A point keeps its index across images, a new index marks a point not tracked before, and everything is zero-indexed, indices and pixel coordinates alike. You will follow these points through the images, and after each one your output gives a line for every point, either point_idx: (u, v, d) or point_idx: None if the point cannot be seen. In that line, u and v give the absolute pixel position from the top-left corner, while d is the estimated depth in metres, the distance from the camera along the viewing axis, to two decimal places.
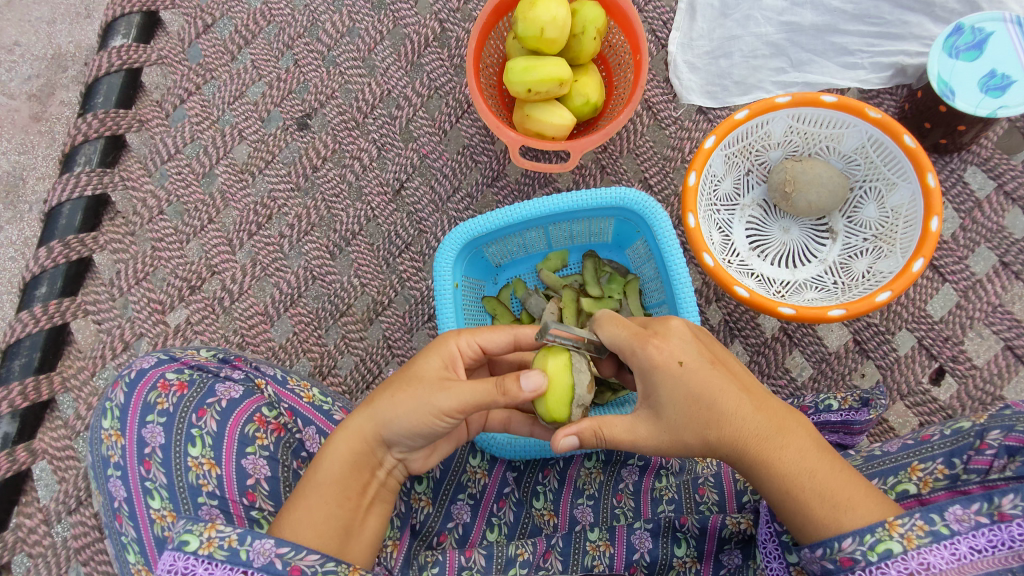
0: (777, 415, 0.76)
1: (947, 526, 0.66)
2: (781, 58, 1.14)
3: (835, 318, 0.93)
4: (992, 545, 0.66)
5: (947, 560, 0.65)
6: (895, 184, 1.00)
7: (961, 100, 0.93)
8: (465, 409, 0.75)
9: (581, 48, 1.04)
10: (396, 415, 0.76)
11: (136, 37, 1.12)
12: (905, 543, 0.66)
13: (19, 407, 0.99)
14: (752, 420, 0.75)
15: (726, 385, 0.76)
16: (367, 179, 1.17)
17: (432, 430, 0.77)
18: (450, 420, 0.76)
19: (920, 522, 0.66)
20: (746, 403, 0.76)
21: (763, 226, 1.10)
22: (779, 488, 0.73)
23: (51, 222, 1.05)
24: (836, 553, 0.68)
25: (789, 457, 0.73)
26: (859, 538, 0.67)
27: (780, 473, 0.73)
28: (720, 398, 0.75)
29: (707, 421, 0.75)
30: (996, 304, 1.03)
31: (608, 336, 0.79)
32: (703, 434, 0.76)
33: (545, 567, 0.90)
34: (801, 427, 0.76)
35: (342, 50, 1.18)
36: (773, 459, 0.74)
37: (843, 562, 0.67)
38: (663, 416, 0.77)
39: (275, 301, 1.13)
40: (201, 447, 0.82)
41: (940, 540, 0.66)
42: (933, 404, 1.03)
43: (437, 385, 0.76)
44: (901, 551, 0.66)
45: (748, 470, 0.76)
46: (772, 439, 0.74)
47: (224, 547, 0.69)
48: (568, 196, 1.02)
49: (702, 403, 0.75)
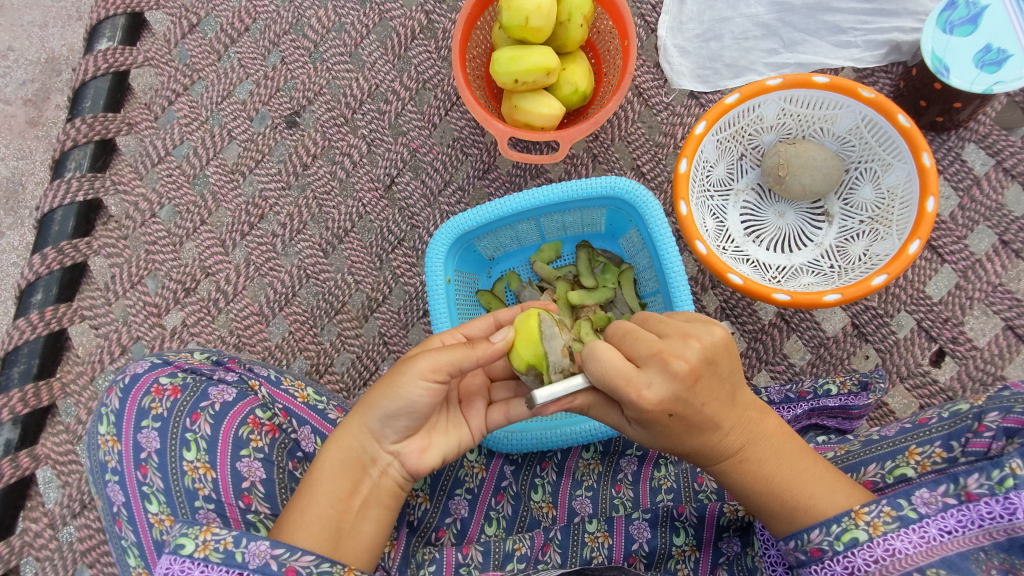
0: (748, 429, 0.76)
1: (914, 510, 0.70)
2: (773, 39, 1.12)
3: (831, 303, 0.92)
4: (961, 525, 0.69)
5: (915, 544, 0.68)
6: (890, 164, 0.98)
7: (956, 77, 0.91)
8: (439, 368, 0.74)
9: (568, 35, 1.03)
10: (376, 398, 0.77)
11: (121, 39, 1.11)
12: (871, 531, 0.69)
13: (19, 413, 0.99)
14: (723, 442, 0.74)
15: (707, 418, 0.72)
16: (358, 175, 1.16)
17: (411, 401, 0.75)
18: (429, 385, 0.74)
19: (887, 508, 0.70)
20: (722, 428, 0.74)
21: (757, 210, 1.09)
22: (742, 491, 0.77)
23: (45, 229, 1.05)
24: (806, 544, 0.72)
25: (753, 467, 0.75)
26: (825, 529, 0.71)
27: (743, 481, 0.76)
28: (697, 429, 0.73)
29: (679, 444, 0.74)
30: (996, 283, 1.02)
31: (595, 374, 0.68)
32: (673, 448, 0.76)
33: (544, 560, 0.90)
34: (768, 435, 0.76)
35: (329, 45, 1.17)
36: (739, 470, 0.76)
37: (813, 553, 0.72)
38: (637, 432, 0.76)
39: (269, 301, 1.13)
40: (196, 451, 0.83)
41: (907, 524, 0.69)
42: (933, 386, 1.03)
43: (411, 358, 0.77)
44: (867, 540, 0.69)
45: (712, 470, 0.78)
46: (739, 454, 0.75)
47: (220, 550, 0.70)
48: (558, 187, 1.01)
49: (677, 434, 0.73)
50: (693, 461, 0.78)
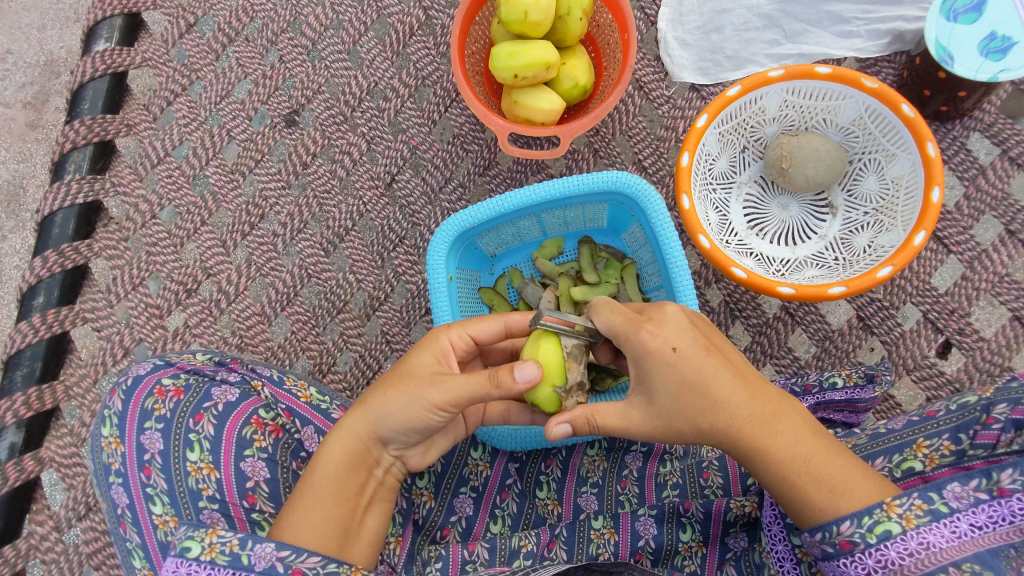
0: (772, 401, 0.75)
1: (946, 504, 0.68)
2: (774, 30, 1.11)
3: (837, 296, 0.91)
4: (992, 522, 0.67)
5: (947, 538, 0.67)
6: (894, 154, 0.97)
7: (960, 65, 0.89)
8: (458, 402, 0.75)
9: (567, 29, 1.02)
10: (389, 413, 0.76)
11: (118, 40, 1.11)
12: (904, 524, 0.68)
13: (23, 417, 0.99)
14: (748, 408, 0.74)
15: (721, 372, 0.75)
16: (358, 173, 1.16)
17: (428, 426, 0.77)
18: (445, 413, 0.76)
19: (919, 502, 0.68)
20: (742, 390, 0.75)
21: (761, 203, 1.08)
22: (780, 479, 0.73)
23: (45, 231, 1.05)
24: (835, 537, 0.70)
25: (784, 442, 0.73)
26: (857, 521, 0.69)
27: (775, 460, 0.73)
28: (714, 384, 0.74)
29: (701, 408, 0.74)
30: (1003, 273, 1.01)
31: (603, 322, 0.79)
32: (696, 420, 0.75)
33: (550, 557, 0.90)
34: (794, 411, 0.76)
35: (327, 43, 1.16)
36: (769, 446, 0.73)
37: (843, 546, 0.70)
38: (655, 400, 0.76)
39: (271, 301, 1.12)
40: (199, 451, 0.83)
41: (939, 518, 0.67)
42: (940, 377, 1.02)
43: (428, 379, 0.76)
44: (900, 532, 0.67)
45: (743, 459, 0.75)
46: (767, 426, 0.74)
47: (226, 552, 0.70)
48: (560, 182, 1.00)
49: (695, 389, 0.74)
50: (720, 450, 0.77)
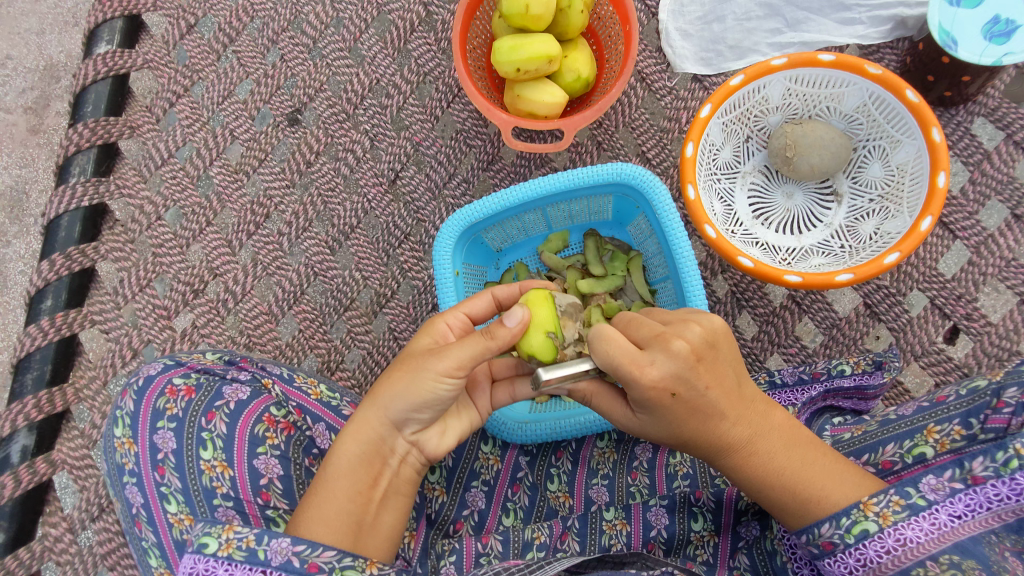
0: (755, 421, 0.76)
1: (922, 498, 0.71)
2: (776, 19, 1.10)
3: (844, 284, 0.91)
4: (970, 510, 0.70)
5: (925, 531, 0.69)
6: (899, 140, 0.97)
7: (964, 50, 0.89)
8: (463, 368, 0.75)
9: (569, 22, 1.01)
10: (397, 394, 0.77)
11: (120, 43, 1.11)
12: (881, 521, 0.70)
13: (35, 419, 1.00)
14: (729, 434, 0.75)
15: (710, 408, 0.74)
16: (362, 171, 1.16)
17: (438, 399, 0.77)
18: (452, 381, 0.76)
19: (896, 498, 0.71)
20: (727, 420, 0.75)
21: (765, 192, 1.08)
22: (755, 488, 0.76)
23: (52, 235, 1.05)
24: (817, 539, 0.73)
25: (761, 461, 0.75)
26: (835, 523, 0.72)
27: (754, 476, 0.76)
28: (702, 420, 0.74)
29: (685, 436, 0.76)
30: (1010, 258, 1.01)
31: (601, 358, 0.72)
32: (678, 440, 0.77)
33: (562, 549, 0.90)
34: (775, 428, 0.77)
35: (327, 41, 1.16)
36: (747, 465, 0.76)
37: (825, 547, 0.73)
38: (643, 425, 0.77)
39: (278, 300, 1.12)
40: (213, 449, 0.83)
41: (917, 512, 0.70)
42: (948, 363, 1.02)
43: (430, 353, 0.77)
44: (877, 531, 0.70)
45: (723, 469, 0.79)
46: (746, 448, 0.76)
47: (243, 548, 0.70)
48: (564, 174, 1.00)
49: (682, 424, 0.74)
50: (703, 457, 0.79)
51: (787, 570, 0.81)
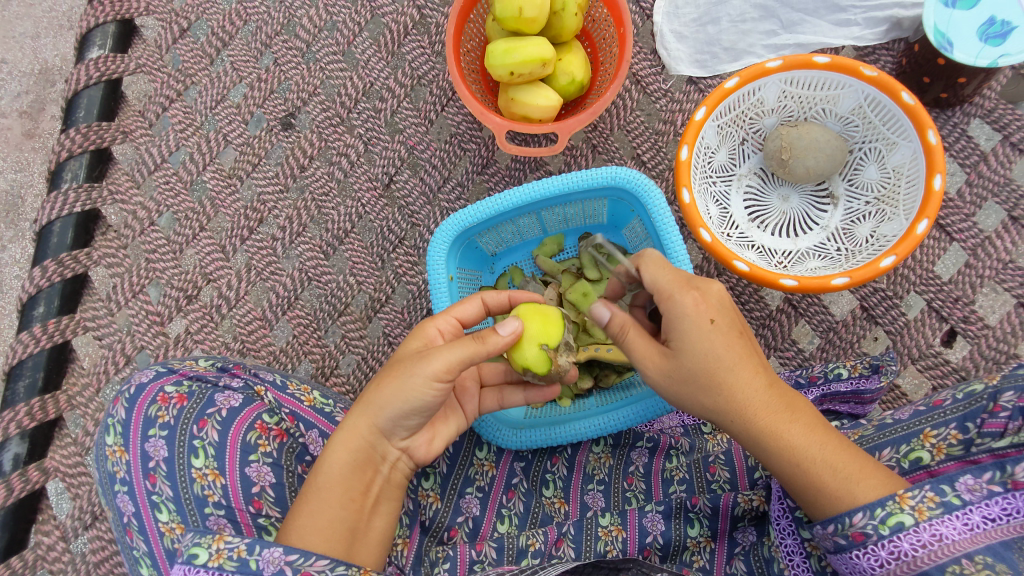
0: (788, 394, 0.77)
1: (959, 497, 0.68)
2: (771, 21, 1.10)
3: (841, 287, 0.90)
4: (1005, 514, 0.67)
5: (959, 530, 0.66)
6: (895, 143, 0.96)
7: (960, 51, 0.89)
8: (452, 371, 0.75)
9: (563, 24, 1.01)
10: (385, 401, 0.76)
11: (112, 47, 1.11)
12: (917, 515, 0.67)
13: (27, 427, 0.99)
14: (766, 393, 0.76)
15: (746, 354, 0.77)
16: (356, 175, 1.15)
17: (424, 403, 0.77)
18: (441, 385, 0.76)
19: (931, 494, 0.68)
20: (763, 374, 0.76)
21: (761, 194, 1.07)
22: (795, 463, 0.73)
23: (44, 241, 1.05)
24: (848, 529, 0.69)
25: (797, 431, 0.74)
26: (870, 512, 0.68)
27: (789, 445, 0.74)
28: (739, 363, 0.76)
29: (721, 386, 0.76)
30: (1007, 260, 1.00)
31: (652, 272, 0.80)
32: (715, 395, 0.76)
33: (558, 555, 0.89)
34: (811, 408, 0.77)
35: (321, 45, 1.16)
36: (784, 434, 0.74)
37: (855, 537, 0.69)
38: (679, 359, 0.77)
39: (272, 305, 1.12)
40: (204, 457, 0.82)
41: (951, 510, 0.67)
42: (945, 366, 1.01)
43: (417, 357, 0.76)
44: (913, 524, 0.67)
45: (758, 445, 0.76)
46: (783, 412, 0.75)
47: (234, 558, 0.69)
48: (559, 178, 0.99)
49: (720, 364, 0.75)
50: (735, 431, 0.77)
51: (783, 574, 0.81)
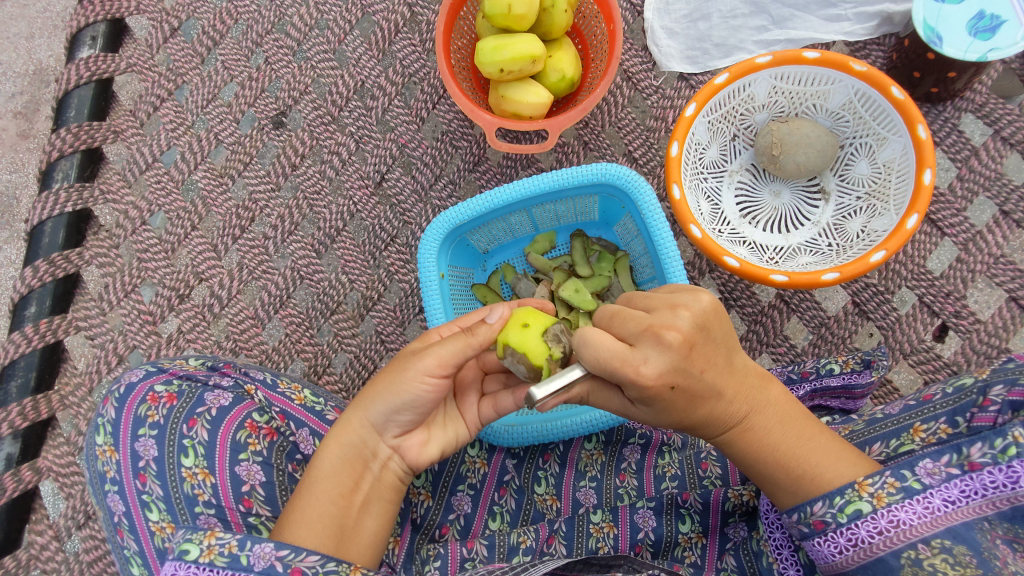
0: (749, 396, 0.76)
1: (918, 481, 0.68)
2: (762, 16, 1.10)
3: (830, 282, 0.90)
4: (965, 496, 0.67)
5: (918, 515, 0.67)
6: (885, 138, 0.96)
7: (949, 46, 0.89)
8: (446, 366, 0.75)
9: (553, 21, 1.01)
10: (377, 396, 0.77)
11: (103, 47, 1.10)
12: (875, 502, 0.68)
13: (19, 427, 0.99)
14: (726, 410, 0.75)
15: (706, 385, 0.72)
16: (348, 173, 1.15)
17: (417, 399, 0.76)
18: (434, 380, 0.75)
19: (892, 480, 0.68)
20: (722, 397, 0.74)
21: (753, 190, 1.07)
22: (750, 462, 0.76)
23: (35, 241, 1.05)
24: (809, 517, 0.71)
25: (755, 436, 0.76)
26: (829, 501, 0.70)
27: (747, 449, 0.76)
28: (699, 398, 0.73)
29: (682, 418, 0.75)
30: (998, 255, 1.00)
31: (589, 361, 0.68)
32: (674, 423, 0.76)
33: (549, 552, 0.90)
34: (771, 403, 0.77)
35: (312, 43, 1.16)
36: (742, 437, 0.76)
37: (817, 526, 0.71)
38: (641, 413, 0.76)
39: (264, 304, 1.11)
40: (194, 457, 0.83)
41: (911, 495, 0.67)
42: (936, 361, 1.01)
43: (413, 354, 0.77)
44: (871, 511, 0.68)
45: (718, 443, 0.78)
46: (741, 421, 0.76)
47: (224, 554, 0.69)
48: (550, 175, 0.99)
49: (681, 405, 0.73)
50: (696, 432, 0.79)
51: (772, 571, 0.80)
